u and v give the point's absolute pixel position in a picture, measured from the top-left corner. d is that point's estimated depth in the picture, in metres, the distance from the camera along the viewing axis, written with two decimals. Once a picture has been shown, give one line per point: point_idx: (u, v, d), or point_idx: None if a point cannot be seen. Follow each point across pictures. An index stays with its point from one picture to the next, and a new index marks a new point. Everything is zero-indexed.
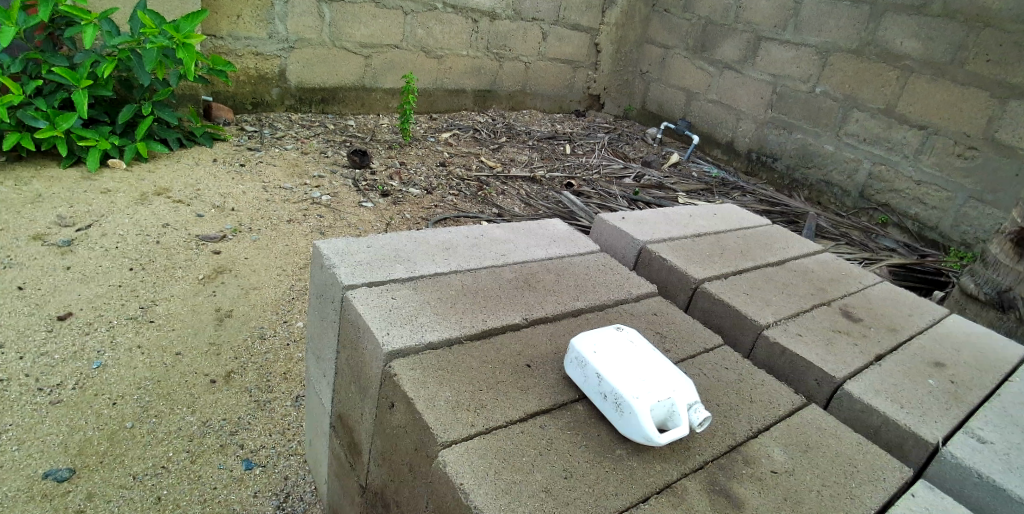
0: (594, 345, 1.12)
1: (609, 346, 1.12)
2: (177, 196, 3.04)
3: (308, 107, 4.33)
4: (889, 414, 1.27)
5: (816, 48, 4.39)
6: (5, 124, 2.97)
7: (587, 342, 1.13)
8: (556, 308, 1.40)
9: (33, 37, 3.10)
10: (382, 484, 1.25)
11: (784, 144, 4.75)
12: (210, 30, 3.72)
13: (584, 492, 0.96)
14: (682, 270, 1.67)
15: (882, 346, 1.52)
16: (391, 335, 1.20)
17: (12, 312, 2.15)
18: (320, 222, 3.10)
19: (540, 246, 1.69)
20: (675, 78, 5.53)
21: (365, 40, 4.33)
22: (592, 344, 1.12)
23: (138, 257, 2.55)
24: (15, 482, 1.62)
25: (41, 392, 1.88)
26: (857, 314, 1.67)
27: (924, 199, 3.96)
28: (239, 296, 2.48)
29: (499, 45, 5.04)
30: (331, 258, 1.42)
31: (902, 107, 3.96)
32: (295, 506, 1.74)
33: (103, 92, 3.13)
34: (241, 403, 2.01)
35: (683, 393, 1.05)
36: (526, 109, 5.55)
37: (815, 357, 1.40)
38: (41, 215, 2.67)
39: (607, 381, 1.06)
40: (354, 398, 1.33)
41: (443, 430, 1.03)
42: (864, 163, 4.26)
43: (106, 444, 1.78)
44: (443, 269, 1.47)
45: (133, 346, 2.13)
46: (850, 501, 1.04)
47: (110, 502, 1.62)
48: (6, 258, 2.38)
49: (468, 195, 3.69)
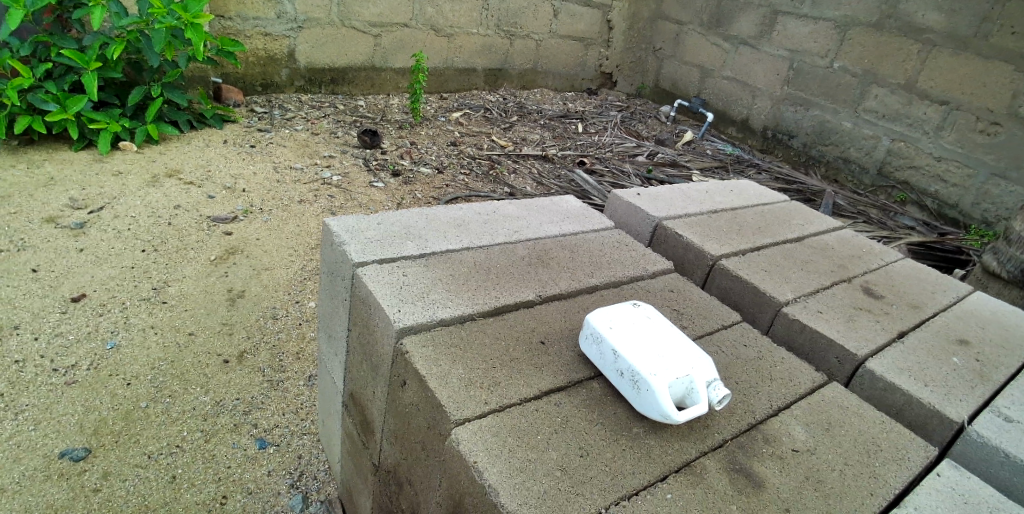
0: (610, 320, 1.09)
1: (625, 322, 1.09)
2: (188, 178, 3.03)
3: (317, 88, 4.30)
4: (912, 393, 1.23)
5: (834, 22, 4.27)
6: (17, 107, 2.97)
7: (603, 318, 1.10)
8: (570, 285, 1.37)
9: (41, 20, 3.08)
10: (395, 462, 1.24)
11: (800, 121, 4.64)
12: (219, 11, 3.67)
13: (600, 470, 0.94)
14: (699, 247, 1.63)
15: (904, 324, 1.48)
16: (403, 312, 1.18)
17: (26, 294, 2.16)
18: (332, 203, 3.08)
19: (553, 223, 1.66)
20: (689, 55, 5.41)
21: (374, 18, 4.27)
22: (608, 320, 1.10)
23: (150, 238, 2.56)
24: (32, 461, 1.63)
25: (56, 373, 1.89)
26: (878, 290, 1.63)
27: (945, 176, 3.87)
28: (251, 276, 2.47)
29: (510, 22, 4.95)
30: (341, 235, 1.40)
31: (923, 82, 3.86)
32: (309, 486, 1.75)
33: (112, 74, 3.11)
34: (254, 383, 2.01)
35: (701, 370, 1.02)
36: (537, 88, 5.48)
37: (837, 334, 1.37)
38: (54, 198, 2.68)
39: (624, 357, 1.03)
40: (366, 376, 1.31)
41: (455, 408, 1.01)
42: (883, 140, 4.16)
43: (121, 423, 1.79)
44: (455, 246, 1.45)
45: (146, 326, 2.13)
46: (874, 481, 1.02)
47: (125, 481, 1.63)
48: (20, 241, 2.39)
49: (479, 174, 3.66)
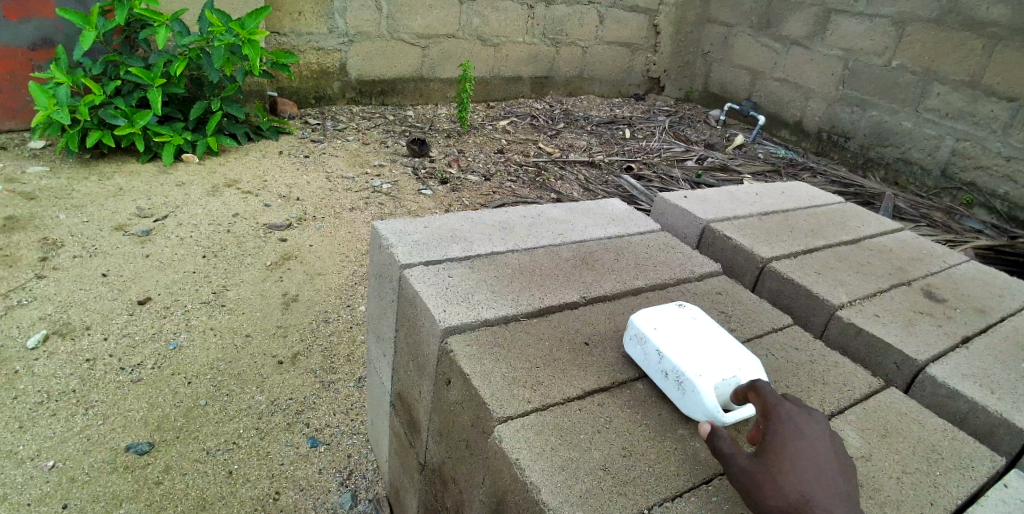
0: (654, 321, 1.09)
1: (669, 323, 1.09)
2: (246, 187, 3.17)
3: (368, 99, 4.42)
4: (976, 400, 1.17)
5: (891, 19, 4.12)
6: (90, 123, 3.17)
7: (647, 318, 1.10)
8: (616, 286, 1.37)
9: (112, 40, 3.29)
10: (441, 461, 1.26)
11: (856, 121, 4.48)
12: (274, 28, 3.84)
13: (643, 471, 0.94)
14: (748, 249, 1.60)
15: (968, 328, 1.41)
16: (448, 312, 1.20)
17: (98, 297, 2.30)
18: (382, 210, 3.16)
19: (598, 226, 1.65)
20: (738, 57, 5.31)
21: (422, 31, 4.37)
22: (652, 320, 1.09)
23: (210, 245, 2.68)
24: (101, 454, 1.73)
25: (123, 370, 2.01)
26: (940, 293, 1.56)
27: (1015, 176, 3.66)
28: (305, 282, 2.56)
29: (555, 30, 4.98)
30: (389, 238, 1.44)
31: (988, 78, 3.68)
32: (357, 484, 1.79)
33: (175, 90, 3.29)
34: (307, 384, 2.08)
35: (748, 371, 1.00)
36: (583, 95, 5.48)
37: (895, 338, 1.32)
38: (123, 207, 2.84)
39: (668, 358, 1.03)
40: (412, 375, 1.34)
41: (499, 406, 1.02)
42: (946, 139, 3.96)
43: (182, 420, 1.88)
44: (499, 248, 1.47)
45: (206, 328, 2.24)
46: (935, 491, 0.97)
47: (185, 475, 1.71)
48: (92, 248, 2.55)
49: (526, 181, 3.68)
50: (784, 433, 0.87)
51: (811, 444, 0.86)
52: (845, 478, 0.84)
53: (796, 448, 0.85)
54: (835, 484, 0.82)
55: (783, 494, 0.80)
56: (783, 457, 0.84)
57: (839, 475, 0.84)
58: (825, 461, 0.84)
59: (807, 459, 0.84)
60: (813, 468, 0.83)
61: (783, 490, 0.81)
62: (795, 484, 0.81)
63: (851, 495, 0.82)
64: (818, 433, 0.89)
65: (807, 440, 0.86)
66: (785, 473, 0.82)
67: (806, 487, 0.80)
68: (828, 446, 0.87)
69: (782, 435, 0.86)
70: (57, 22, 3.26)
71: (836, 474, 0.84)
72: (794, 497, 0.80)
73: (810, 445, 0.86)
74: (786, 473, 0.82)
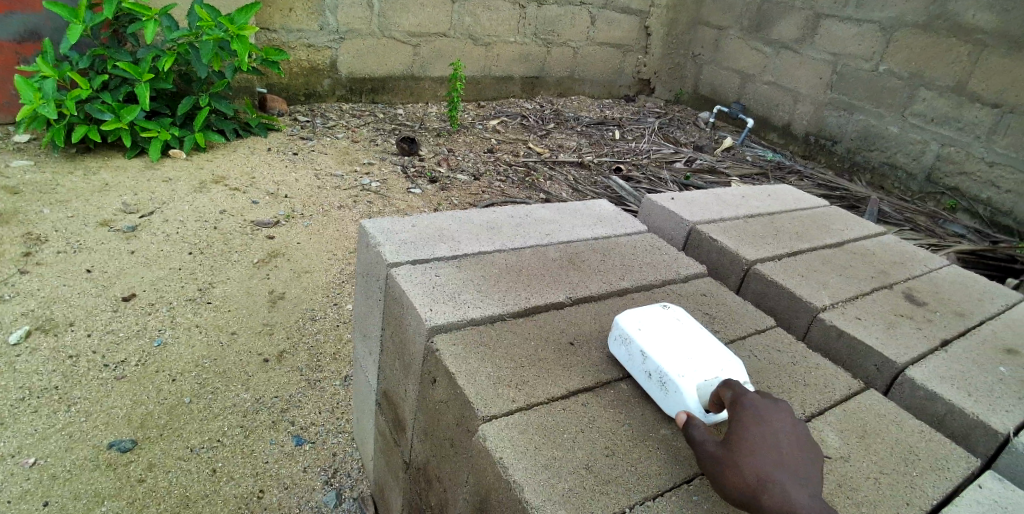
0: (639, 322, 1.09)
1: (654, 324, 1.09)
2: (234, 184, 3.15)
3: (358, 97, 4.40)
4: (954, 402, 1.19)
5: (879, 24, 4.16)
6: (75, 117, 3.13)
7: (632, 318, 1.11)
8: (601, 287, 1.38)
9: (99, 34, 3.25)
10: (425, 460, 1.26)
11: (844, 125, 4.53)
12: (264, 23, 3.82)
13: (625, 470, 0.95)
14: (733, 251, 1.61)
15: (947, 331, 1.43)
16: (434, 311, 1.20)
17: (81, 293, 2.27)
18: (370, 208, 3.16)
19: (586, 226, 1.66)
20: (728, 60, 5.35)
21: (413, 29, 4.36)
22: (636, 320, 1.10)
23: (197, 241, 2.66)
24: (83, 452, 1.71)
25: (106, 367, 1.99)
26: (921, 296, 1.58)
27: (997, 182, 3.72)
28: (292, 279, 2.55)
29: (547, 30, 4.98)
30: (377, 237, 1.44)
31: (973, 84, 3.73)
32: (343, 483, 1.79)
33: (163, 85, 3.26)
34: (292, 382, 2.07)
35: (731, 372, 1.01)
36: (574, 95, 5.49)
37: (876, 341, 1.34)
38: (108, 203, 2.81)
39: (651, 359, 1.04)
40: (398, 374, 1.34)
41: (484, 405, 1.03)
42: (931, 144, 4.02)
43: (166, 417, 1.86)
44: (487, 248, 1.47)
45: (191, 326, 2.22)
46: (911, 491, 0.99)
47: (169, 473, 1.70)
48: (76, 243, 2.52)
49: (516, 181, 3.69)
50: (748, 420, 0.90)
51: (774, 431, 0.89)
52: (806, 464, 0.88)
53: (758, 432, 0.89)
54: (795, 468, 0.86)
55: (743, 476, 0.85)
56: (746, 443, 0.87)
57: (801, 460, 0.88)
58: (786, 446, 0.88)
59: (769, 445, 0.88)
60: (773, 453, 0.87)
61: (743, 473, 0.85)
62: (754, 467, 0.85)
63: (810, 479, 0.86)
64: (782, 419, 0.92)
65: (770, 427, 0.90)
66: (746, 457, 0.86)
67: (765, 469, 0.84)
68: (791, 433, 0.91)
69: (745, 422, 0.90)
70: (45, 15, 3.23)
71: (797, 459, 0.87)
72: (753, 479, 0.84)
73: (772, 430, 0.89)
74: (747, 457, 0.86)
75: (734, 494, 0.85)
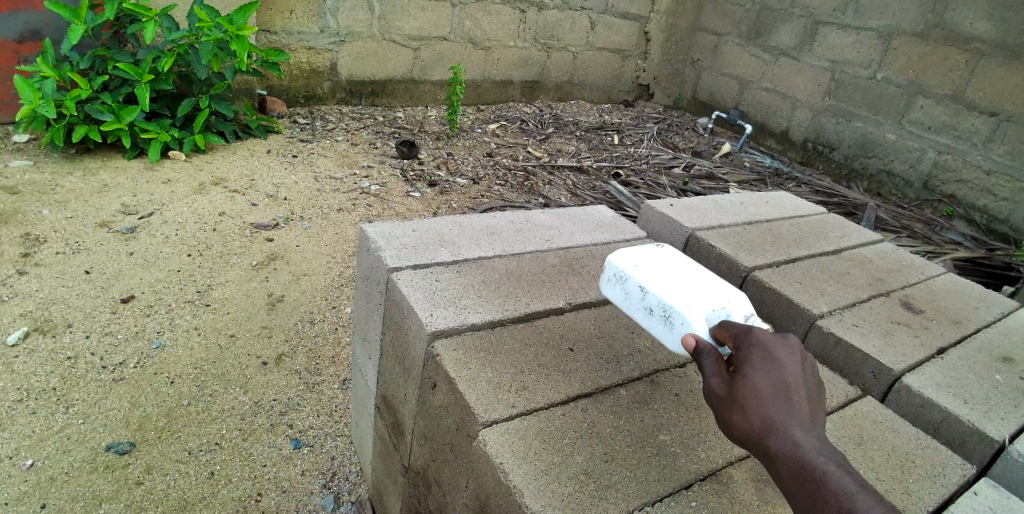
0: (635, 260, 1.11)
1: (649, 262, 1.12)
2: (233, 186, 3.15)
3: (358, 100, 4.41)
4: (950, 410, 1.20)
5: (877, 32, 4.19)
6: (75, 118, 3.13)
7: (627, 258, 1.13)
8: (601, 293, 1.39)
9: (100, 35, 3.26)
10: (424, 464, 1.27)
11: (842, 132, 4.55)
12: (265, 26, 3.83)
13: (625, 476, 0.96)
14: (732, 258, 1.62)
15: (944, 339, 1.44)
16: (435, 316, 1.21)
17: (80, 294, 2.27)
18: (369, 211, 3.16)
19: (585, 232, 1.67)
20: (728, 66, 5.37)
21: (414, 32, 4.37)
22: (632, 259, 1.12)
23: (196, 243, 2.66)
24: (80, 453, 1.71)
25: (104, 369, 1.99)
26: (917, 304, 1.59)
27: (994, 190, 3.75)
28: (291, 282, 2.55)
29: (547, 35, 5.00)
30: (377, 241, 1.44)
31: (971, 92, 3.76)
32: (341, 486, 1.80)
33: (163, 86, 3.27)
34: (291, 384, 2.08)
35: (736, 304, 1.03)
36: (574, 100, 5.51)
37: (872, 348, 1.34)
38: (108, 204, 2.81)
39: (653, 293, 1.05)
40: (398, 379, 1.35)
41: (484, 410, 1.03)
42: (928, 152, 4.04)
43: (164, 419, 1.86)
44: (487, 253, 1.48)
45: (190, 328, 2.22)
46: (907, 497, 1.00)
47: (166, 475, 1.70)
48: (75, 244, 2.52)
49: (515, 185, 3.70)
50: (755, 361, 0.87)
51: (782, 368, 0.87)
52: (813, 401, 0.87)
53: (767, 373, 0.86)
54: (803, 408, 0.85)
55: (749, 422, 0.84)
56: (753, 386, 0.85)
57: (810, 399, 0.87)
58: (795, 386, 0.86)
59: (778, 386, 0.85)
60: (782, 395, 0.85)
61: (749, 417, 0.84)
62: (761, 411, 0.84)
63: (818, 416, 0.85)
64: (791, 354, 0.89)
65: (779, 364, 0.87)
66: (753, 401, 0.84)
67: (773, 414, 0.83)
68: (800, 368, 0.89)
69: (754, 362, 0.87)
70: (47, 15, 3.24)
71: (807, 398, 0.86)
72: (760, 424, 0.83)
73: (781, 368, 0.87)
74: (754, 402, 0.84)
75: (739, 436, 0.86)
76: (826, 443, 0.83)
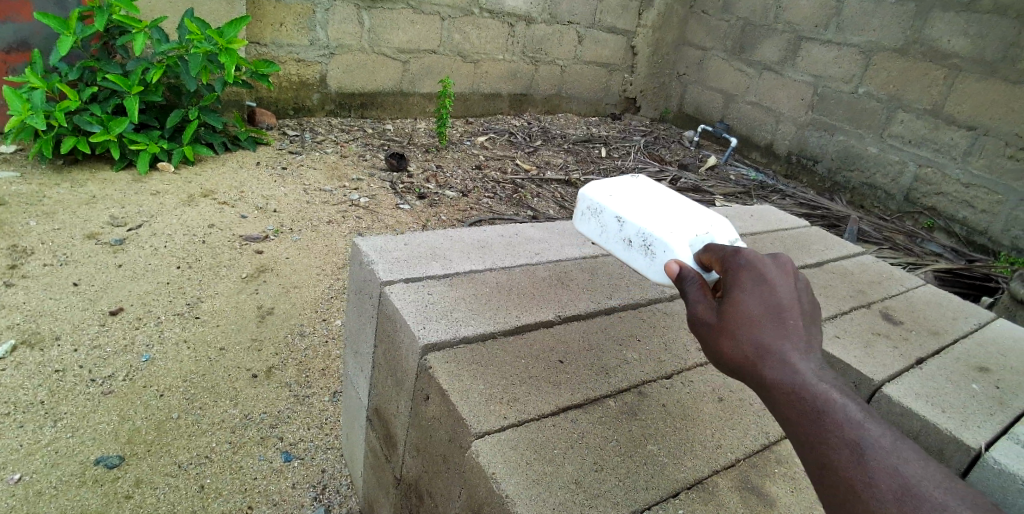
0: (610, 193, 1.19)
1: (624, 193, 1.19)
2: (222, 198, 3.15)
3: (347, 112, 4.43)
4: (928, 418, 1.24)
5: (859, 48, 4.29)
6: (64, 129, 3.12)
7: (603, 191, 1.20)
8: (590, 306, 1.42)
9: (90, 46, 3.26)
10: (416, 475, 1.28)
11: (825, 145, 4.63)
12: (255, 37, 3.84)
13: (615, 484, 0.98)
14: None
15: (922, 350, 1.49)
16: (427, 329, 1.22)
17: (68, 307, 2.26)
18: (359, 224, 3.17)
19: (574, 245, 1.71)
20: (713, 80, 5.47)
21: (403, 45, 4.41)
22: (608, 192, 1.19)
23: (185, 256, 2.66)
24: (69, 467, 1.70)
25: (93, 382, 1.98)
26: (897, 316, 1.64)
27: (972, 202, 3.84)
28: (280, 295, 2.55)
29: (535, 49, 5.07)
30: (370, 255, 1.46)
31: (949, 107, 3.86)
32: (331, 499, 1.80)
33: (153, 98, 3.27)
34: (281, 397, 2.08)
35: (720, 230, 1.08)
36: (562, 112, 5.57)
37: (853, 359, 1.38)
38: (96, 216, 2.80)
39: (630, 223, 1.11)
40: (390, 392, 1.36)
41: (476, 421, 1.05)
42: (909, 165, 4.14)
43: (153, 433, 1.86)
44: (478, 266, 1.50)
45: (179, 341, 2.22)
46: None
47: (156, 489, 1.70)
48: (63, 256, 2.51)
49: (503, 197, 3.73)
50: (745, 286, 0.87)
51: (773, 291, 0.87)
52: (806, 324, 0.87)
53: (758, 296, 0.86)
54: (796, 332, 0.84)
55: (741, 347, 0.84)
56: (744, 311, 0.85)
57: (802, 323, 0.86)
58: (787, 309, 0.86)
59: (770, 310, 0.85)
60: (774, 320, 0.84)
61: (740, 344, 0.84)
62: (752, 336, 0.83)
63: (812, 341, 0.85)
64: (782, 277, 0.89)
65: (769, 287, 0.87)
66: (744, 326, 0.84)
67: (765, 340, 0.83)
68: (791, 290, 0.89)
69: (744, 286, 0.87)
70: (35, 25, 3.23)
71: (799, 322, 0.86)
72: (752, 350, 0.83)
73: (772, 290, 0.86)
74: (744, 327, 0.84)
75: (731, 363, 0.85)
76: (824, 370, 0.82)
